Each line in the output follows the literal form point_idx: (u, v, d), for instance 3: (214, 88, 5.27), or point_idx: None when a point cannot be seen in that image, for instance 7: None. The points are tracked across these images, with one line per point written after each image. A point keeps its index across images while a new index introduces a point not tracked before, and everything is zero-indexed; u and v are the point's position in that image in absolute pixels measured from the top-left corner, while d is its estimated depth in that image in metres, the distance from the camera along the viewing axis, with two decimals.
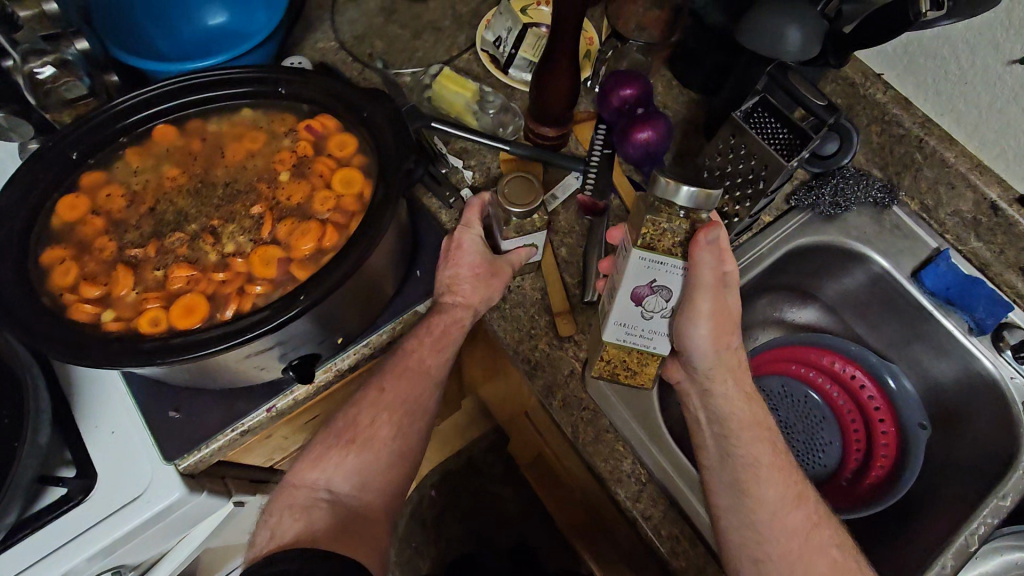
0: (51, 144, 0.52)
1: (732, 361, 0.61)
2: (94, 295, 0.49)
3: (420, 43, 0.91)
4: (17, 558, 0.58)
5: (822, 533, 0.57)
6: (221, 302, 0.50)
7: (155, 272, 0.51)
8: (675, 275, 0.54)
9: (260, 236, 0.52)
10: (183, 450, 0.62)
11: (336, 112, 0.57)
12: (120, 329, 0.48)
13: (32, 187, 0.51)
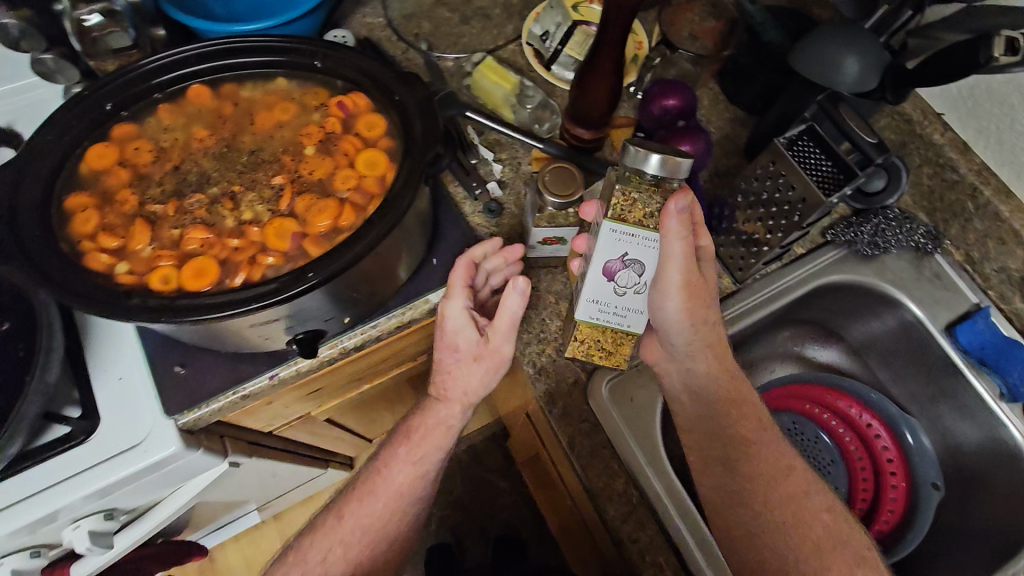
0: (87, 92, 0.53)
1: (709, 334, 0.62)
2: (111, 246, 0.50)
3: (466, 29, 0.90)
4: (15, 489, 0.60)
5: (812, 502, 0.59)
6: (231, 268, 0.50)
7: (172, 231, 0.51)
8: (647, 248, 0.54)
9: (278, 208, 0.52)
10: (183, 405, 0.63)
11: (368, 91, 0.56)
12: (131, 282, 0.48)
13: (65, 133, 0.52)
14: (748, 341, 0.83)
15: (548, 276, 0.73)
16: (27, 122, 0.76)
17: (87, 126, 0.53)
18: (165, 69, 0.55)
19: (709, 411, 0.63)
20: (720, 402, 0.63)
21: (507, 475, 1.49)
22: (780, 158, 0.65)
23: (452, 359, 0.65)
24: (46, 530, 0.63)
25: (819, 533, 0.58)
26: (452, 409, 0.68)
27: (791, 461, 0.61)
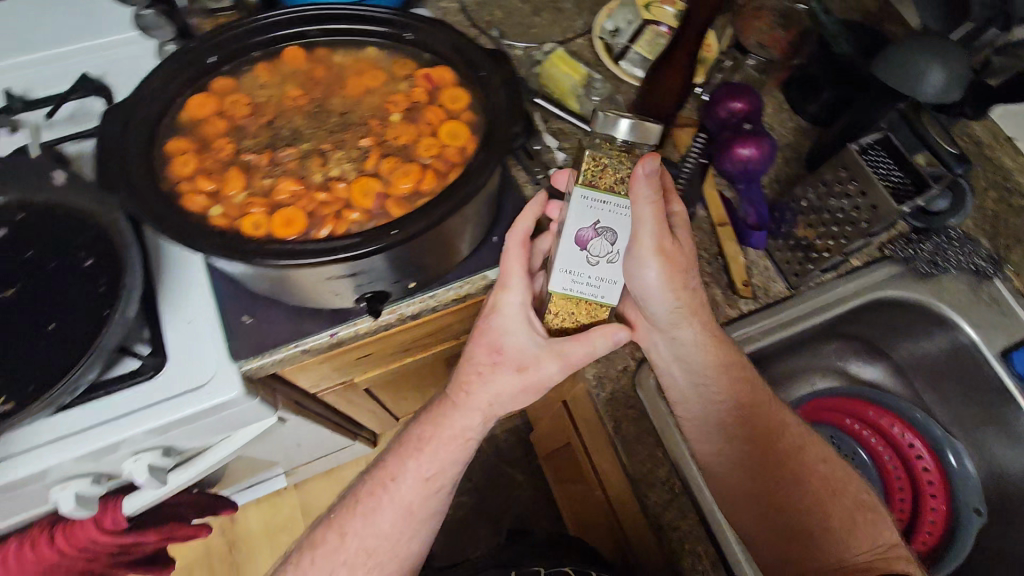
0: (194, 44, 0.55)
1: (690, 302, 0.61)
2: (207, 189, 0.52)
3: (538, 20, 0.91)
4: (86, 416, 0.63)
5: (808, 454, 0.64)
6: (318, 221, 0.52)
7: (264, 180, 0.53)
8: (620, 214, 0.55)
9: (363, 167, 0.54)
10: (249, 352, 0.66)
11: (455, 65, 0.58)
12: (224, 224, 0.51)
13: (173, 81, 0.55)
14: (770, 358, 0.81)
15: None
16: (118, 76, 0.80)
17: (191, 75, 0.55)
18: (266, 29, 0.58)
19: (699, 381, 0.64)
20: (717, 370, 0.63)
21: (526, 469, 1.50)
22: (856, 166, 0.65)
23: (490, 362, 0.64)
24: (108, 460, 0.66)
25: (817, 484, 0.63)
26: (469, 420, 0.66)
27: (787, 418, 0.65)
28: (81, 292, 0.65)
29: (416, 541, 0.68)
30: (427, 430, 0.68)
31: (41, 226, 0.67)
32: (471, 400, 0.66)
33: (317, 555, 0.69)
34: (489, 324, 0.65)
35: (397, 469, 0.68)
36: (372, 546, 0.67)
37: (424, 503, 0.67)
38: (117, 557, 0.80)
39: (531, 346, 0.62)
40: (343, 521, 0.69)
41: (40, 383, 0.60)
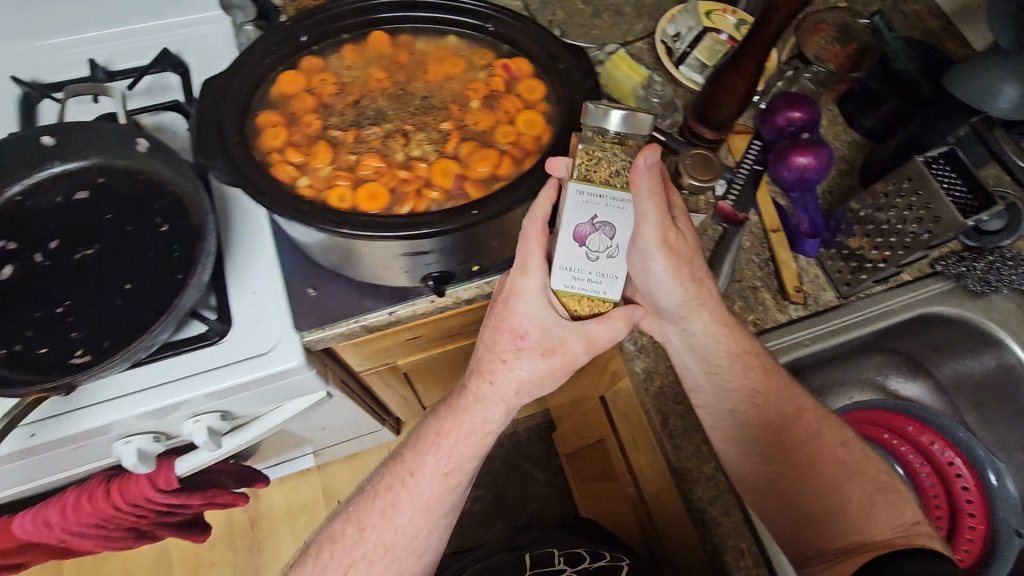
0: (287, 24, 0.58)
1: (694, 289, 0.61)
2: (296, 161, 0.55)
3: (599, 21, 0.92)
4: (154, 375, 0.65)
5: (829, 438, 0.64)
6: (399, 197, 0.54)
7: (349, 155, 0.56)
8: (618, 207, 0.53)
9: (443, 149, 0.56)
10: (313, 324, 0.68)
11: (534, 57, 0.60)
12: (311, 195, 0.53)
13: (265, 57, 0.57)
14: (807, 370, 0.81)
15: None
16: (194, 53, 0.83)
17: (283, 53, 0.58)
18: (356, 13, 0.60)
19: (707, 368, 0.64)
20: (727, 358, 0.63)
21: (545, 467, 1.51)
22: (923, 176, 0.67)
23: (514, 349, 0.59)
24: (170, 419, 0.68)
25: (836, 469, 0.63)
26: (492, 412, 0.62)
27: (802, 405, 0.64)
28: (156, 255, 0.68)
29: (433, 537, 0.64)
30: (445, 421, 0.63)
31: (119, 190, 0.70)
32: (497, 391, 0.61)
33: (335, 549, 0.63)
34: (507, 309, 0.59)
35: (415, 462, 0.63)
36: (390, 541, 0.62)
37: (443, 498, 0.63)
38: (162, 517, 0.83)
39: (558, 333, 0.57)
40: (361, 515, 0.64)
41: (115, 338, 0.63)
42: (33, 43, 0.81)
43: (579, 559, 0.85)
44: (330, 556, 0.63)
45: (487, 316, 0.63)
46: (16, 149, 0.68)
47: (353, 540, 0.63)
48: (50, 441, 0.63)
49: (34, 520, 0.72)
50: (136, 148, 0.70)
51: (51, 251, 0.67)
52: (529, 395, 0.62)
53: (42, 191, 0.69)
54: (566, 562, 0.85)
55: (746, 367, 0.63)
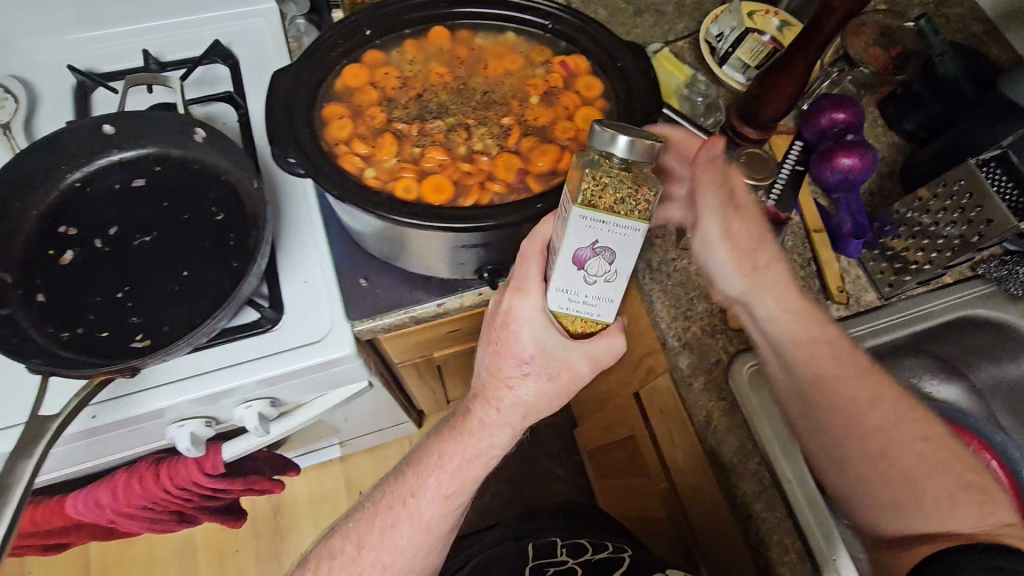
0: (352, 18, 0.59)
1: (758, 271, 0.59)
2: (362, 152, 0.56)
3: (640, 20, 0.92)
4: (211, 360, 0.67)
5: (903, 432, 0.61)
6: (463, 190, 0.56)
7: (413, 148, 0.57)
8: (620, 235, 0.45)
9: (505, 144, 0.58)
10: (364, 314, 0.70)
11: (592, 54, 0.60)
12: (378, 186, 0.54)
13: (330, 51, 0.58)
14: None
15: None
16: (244, 45, 0.84)
17: (347, 46, 0.59)
18: (418, 8, 0.61)
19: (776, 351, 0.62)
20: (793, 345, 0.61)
21: (565, 463, 1.51)
22: (973, 178, 0.71)
23: (519, 374, 0.57)
24: (221, 405, 0.70)
25: (911, 461, 0.61)
26: (498, 435, 0.62)
27: None
28: (211, 242, 0.69)
29: (430, 555, 0.67)
30: (446, 444, 0.64)
31: (175, 179, 0.71)
32: (504, 415, 0.60)
33: (335, 564, 0.66)
34: (508, 333, 0.55)
35: (417, 484, 0.65)
36: (389, 560, 0.65)
37: (442, 519, 0.65)
38: (205, 501, 0.84)
39: (559, 361, 0.54)
40: (362, 532, 0.66)
41: (173, 322, 0.65)
42: (87, 33, 0.83)
43: (582, 550, 0.88)
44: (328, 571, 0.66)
45: (485, 333, 0.59)
46: (76, 137, 0.69)
47: (351, 556, 0.66)
48: (110, 422, 0.64)
49: (87, 501, 0.74)
50: (192, 137, 0.71)
51: (110, 237, 0.68)
52: (532, 415, 0.61)
53: (101, 178, 0.71)
54: (569, 552, 0.88)
55: (826, 350, 0.61)
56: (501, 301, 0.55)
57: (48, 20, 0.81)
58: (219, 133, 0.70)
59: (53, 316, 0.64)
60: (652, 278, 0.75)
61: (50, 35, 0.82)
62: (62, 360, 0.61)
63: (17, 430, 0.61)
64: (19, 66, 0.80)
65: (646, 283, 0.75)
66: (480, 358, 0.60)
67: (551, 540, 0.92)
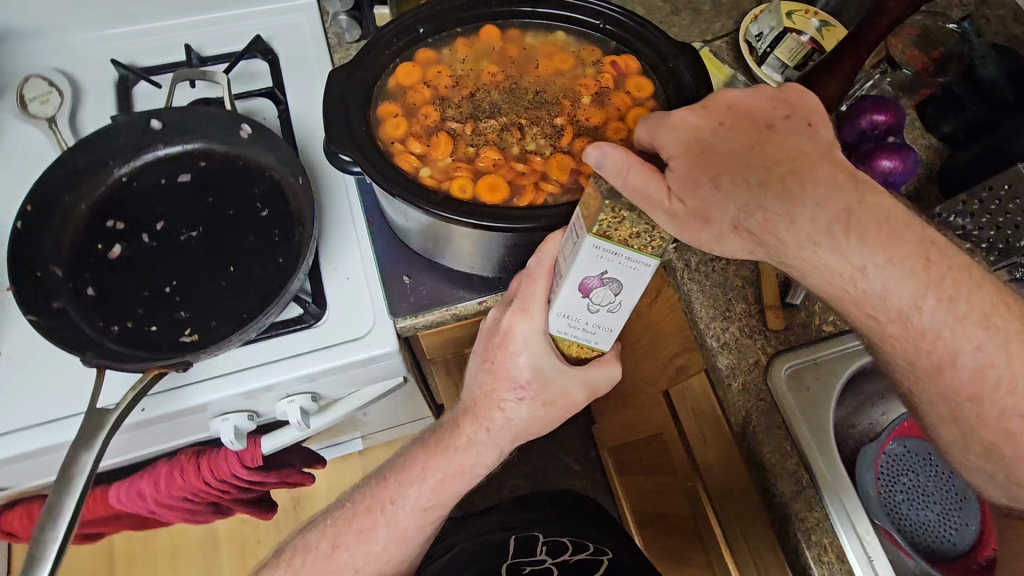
0: (407, 16, 0.60)
1: (732, 217, 0.48)
2: (417, 151, 0.57)
3: (676, 19, 0.92)
4: (257, 354, 0.67)
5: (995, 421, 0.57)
6: (517, 190, 0.56)
7: (468, 148, 0.58)
8: (633, 270, 0.43)
9: (559, 144, 0.58)
10: (408, 311, 0.70)
11: (643, 55, 0.61)
12: (434, 185, 0.55)
13: (387, 48, 0.59)
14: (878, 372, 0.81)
15: (737, 262, 0.76)
16: (283, 40, 0.85)
17: (400, 45, 0.60)
18: (471, 7, 0.62)
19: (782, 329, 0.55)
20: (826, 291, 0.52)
21: (582, 458, 1.48)
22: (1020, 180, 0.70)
23: (513, 397, 0.58)
24: (264, 399, 0.70)
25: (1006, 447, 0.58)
26: (485, 455, 0.63)
27: None
28: (256, 238, 0.69)
29: (406, 557, 0.69)
30: (431, 457, 0.65)
31: (220, 174, 0.72)
32: (493, 437, 0.62)
33: (307, 560, 0.67)
34: (507, 357, 0.56)
35: (397, 492, 0.66)
36: (361, 563, 0.66)
37: (419, 529, 0.66)
38: (240, 494, 0.85)
39: (552, 385, 0.56)
40: (337, 533, 0.67)
41: (221, 317, 0.65)
42: (129, 27, 0.84)
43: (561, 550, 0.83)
44: (301, 566, 0.67)
45: (479, 350, 0.59)
46: (123, 132, 0.70)
47: (325, 556, 0.67)
48: (158, 415, 0.65)
49: (130, 491, 0.76)
50: (239, 133, 0.72)
51: (157, 232, 0.69)
52: (516, 437, 0.63)
53: (147, 172, 0.72)
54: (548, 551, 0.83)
55: (883, 277, 0.49)
56: (500, 322, 0.56)
57: (92, 15, 0.82)
58: (265, 129, 0.71)
59: (104, 309, 0.64)
60: (690, 277, 0.75)
61: (95, 30, 0.83)
62: (113, 353, 0.61)
63: (77, 420, 0.63)
64: (64, 60, 0.81)
65: (683, 282, 0.75)
66: (474, 378, 0.61)
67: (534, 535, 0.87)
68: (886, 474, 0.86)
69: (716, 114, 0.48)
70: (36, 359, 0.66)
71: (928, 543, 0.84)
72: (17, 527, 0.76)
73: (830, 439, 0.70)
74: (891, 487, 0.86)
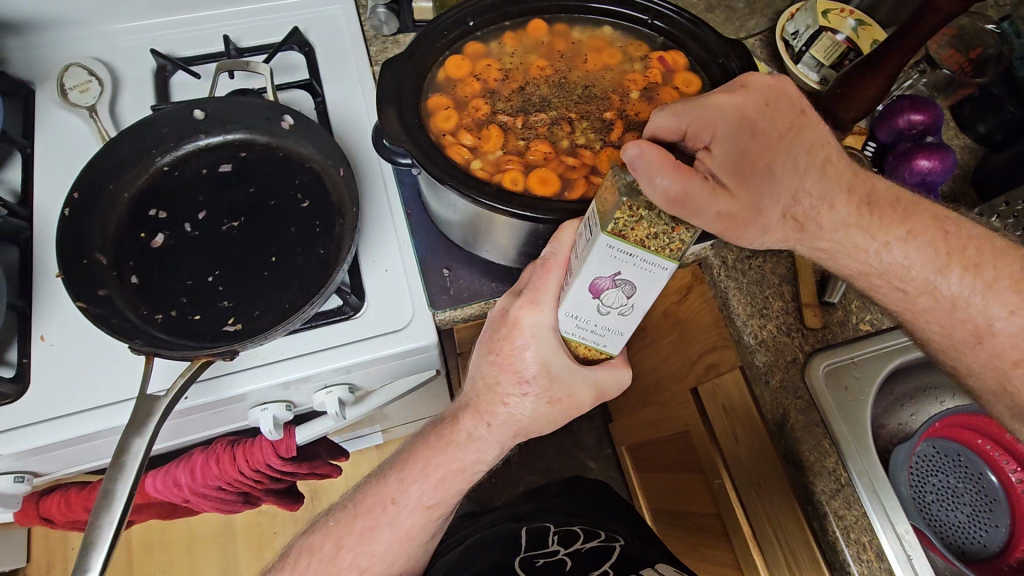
0: (460, 8, 0.62)
1: (782, 206, 0.52)
2: (469, 144, 0.60)
3: (710, 17, 0.91)
4: (296, 345, 0.67)
5: None
6: (567, 183, 0.58)
7: (518, 141, 0.61)
8: (647, 272, 0.41)
9: (608, 138, 0.61)
10: (447, 303, 0.70)
11: (689, 51, 0.63)
12: (486, 176, 0.57)
13: (440, 41, 0.62)
14: (909, 370, 0.81)
15: (773, 259, 0.76)
16: (320, 34, 0.85)
17: (451, 38, 0.62)
18: (519, 2, 0.65)
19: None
20: (857, 274, 0.58)
21: (599, 456, 1.46)
22: None
23: (517, 392, 0.57)
24: (302, 390, 0.71)
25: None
26: (486, 451, 0.62)
27: None
28: (298, 230, 0.69)
29: (411, 557, 0.68)
30: (433, 454, 0.64)
31: (261, 164, 0.72)
32: (493, 432, 0.61)
33: (312, 561, 0.66)
34: (513, 350, 0.54)
35: (399, 491, 0.65)
36: (367, 564, 0.65)
37: (423, 527, 0.66)
38: (271, 484, 0.85)
39: (557, 383, 0.54)
40: (340, 534, 0.66)
41: (264, 307, 0.65)
42: (167, 19, 0.84)
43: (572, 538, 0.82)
44: (307, 569, 0.65)
45: (486, 341, 0.57)
46: (167, 121, 0.70)
47: (329, 556, 0.65)
48: (200, 404, 0.65)
49: (166, 480, 0.76)
50: (280, 124, 0.72)
51: (199, 221, 0.69)
52: (515, 433, 0.61)
53: (189, 162, 0.72)
54: (560, 540, 0.81)
55: (903, 249, 0.57)
56: (509, 314, 0.53)
57: (131, 6, 0.82)
58: (308, 120, 0.71)
59: (147, 297, 0.65)
60: (727, 274, 0.75)
61: (132, 22, 0.83)
62: (156, 340, 0.61)
63: (127, 405, 0.64)
64: (103, 51, 0.82)
65: (720, 280, 0.75)
66: (477, 370, 0.59)
67: (544, 526, 0.85)
68: (914, 473, 0.87)
69: (758, 93, 0.48)
70: (82, 345, 0.66)
71: (957, 542, 0.85)
72: (54, 514, 0.76)
73: (868, 436, 0.70)
74: (920, 488, 0.87)
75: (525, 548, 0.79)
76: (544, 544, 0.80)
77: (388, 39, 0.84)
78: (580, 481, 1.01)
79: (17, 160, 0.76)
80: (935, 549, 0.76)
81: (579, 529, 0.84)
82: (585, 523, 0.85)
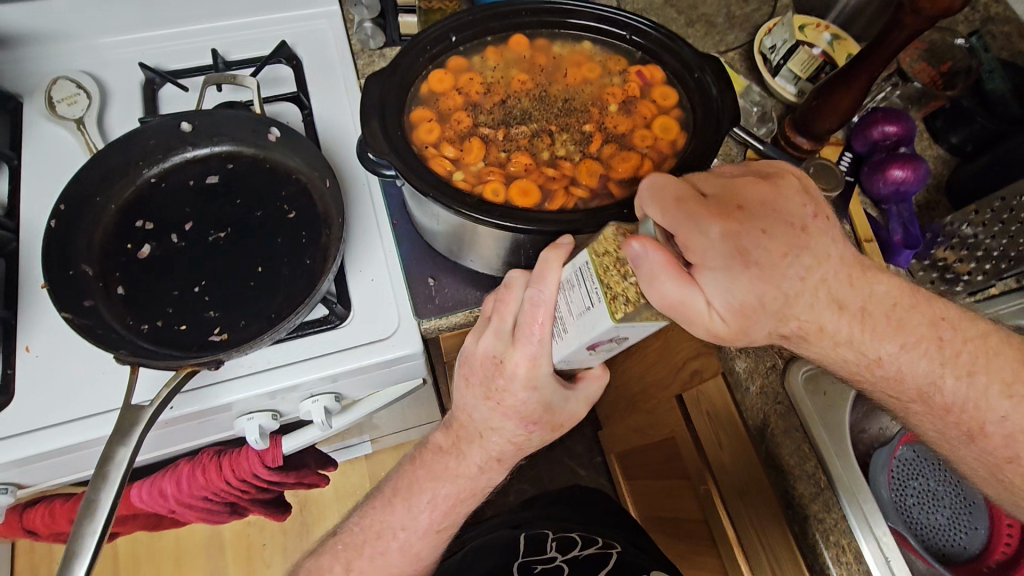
0: (442, 22, 0.64)
1: (770, 328, 0.49)
2: (451, 156, 0.61)
3: (690, 30, 0.92)
4: (280, 355, 0.68)
5: None
6: (547, 194, 0.60)
7: (500, 153, 0.63)
8: (642, 329, 0.44)
9: (588, 150, 0.63)
10: (433, 313, 0.71)
11: (666, 65, 0.65)
12: (467, 188, 0.59)
13: (423, 56, 0.63)
14: None
15: None
16: (307, 48, 0.86)
17: (434, 52, 0.64)
18: (501, 17, 0.66)
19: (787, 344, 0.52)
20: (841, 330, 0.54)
21: (589, 463, 1.46)
22: (1016, 191, 0.73)
23: (523, 430, 0.59)
24: (289, 399, 0.71)
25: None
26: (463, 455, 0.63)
27: None
28: (285, 240, 0.70)
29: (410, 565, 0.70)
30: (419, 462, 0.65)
31: (248, 175, 0.73)
32: (505, 463, 0.63)
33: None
34: (512, 395, 0.54)
35: (387, 504, 0.66)
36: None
37: (416, 549, 0.65)
38: (259, 494, 0.85)
39: (561, 412, 0.57)
40: (350, 558, 0.65)
41: (250, 317, 0.66)
42: (154, 32, 0.85)
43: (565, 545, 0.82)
44: None
45: (480, 386, 0.57)
46: (154, 134, 0.71)
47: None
48: (185, 414, 0.66)
49: (151, 491, 0.76)
50: (267, 136, 0.73)
51: (186, 232, 0.70)
52: (519, 453, 0.63)
53: (176, 174, 0.73)
54: (556, 547, 0.81)
55: (891, 303, 0.52)
56: (500, 362, 0.53)
57: (119, 19, 0.83)
58: (294, 132, 0.72)
59: (132, 308, 0.65)
60: None
61: (120, 35, 0.84)
62: (142, 350, 0.62)
63: (111, 416, 0.64)
64: (92, 63, 0.83)
65: None
66: (461, 395, 0.60)
67: (540, 532, 0.86)
68: (895, 476, 0.87)
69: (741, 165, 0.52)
70: (67, 356, 0.66)
71: (939, 545, 0.86)
72: (39, 526, 0.76)
73: (846, 440, 0.71)
74: (901, 491, 0.87)
75: (522, 553, 0.80)
76: (542, 550, 0.80)
77: (375, 53, 0.85)
78: (569, 490, 1.01)
79: (3, 171, 0.76)
80: (917, 552, 0.77)
81: (577, 535, 0.84)
82: (581, 530, 0.86)
